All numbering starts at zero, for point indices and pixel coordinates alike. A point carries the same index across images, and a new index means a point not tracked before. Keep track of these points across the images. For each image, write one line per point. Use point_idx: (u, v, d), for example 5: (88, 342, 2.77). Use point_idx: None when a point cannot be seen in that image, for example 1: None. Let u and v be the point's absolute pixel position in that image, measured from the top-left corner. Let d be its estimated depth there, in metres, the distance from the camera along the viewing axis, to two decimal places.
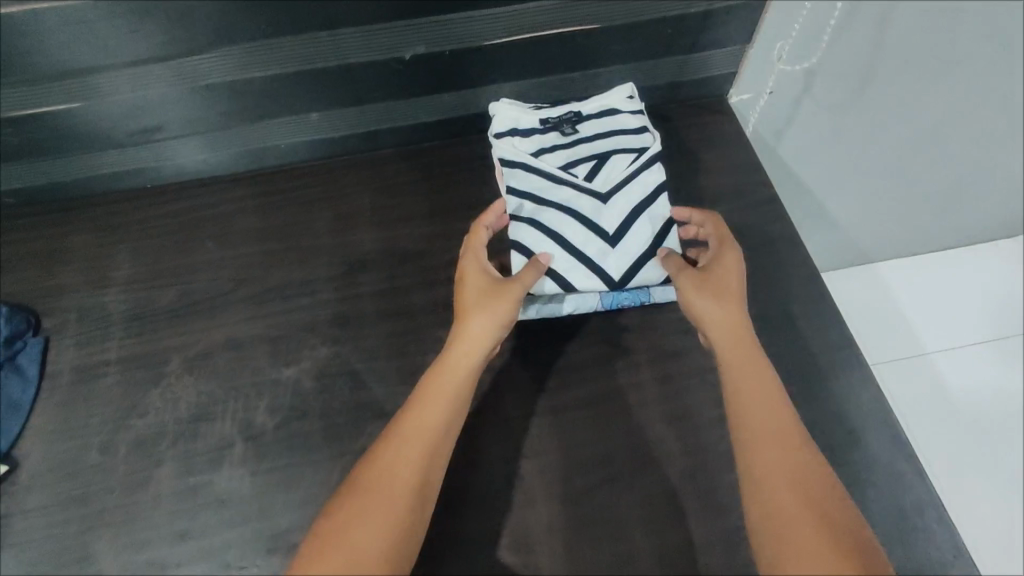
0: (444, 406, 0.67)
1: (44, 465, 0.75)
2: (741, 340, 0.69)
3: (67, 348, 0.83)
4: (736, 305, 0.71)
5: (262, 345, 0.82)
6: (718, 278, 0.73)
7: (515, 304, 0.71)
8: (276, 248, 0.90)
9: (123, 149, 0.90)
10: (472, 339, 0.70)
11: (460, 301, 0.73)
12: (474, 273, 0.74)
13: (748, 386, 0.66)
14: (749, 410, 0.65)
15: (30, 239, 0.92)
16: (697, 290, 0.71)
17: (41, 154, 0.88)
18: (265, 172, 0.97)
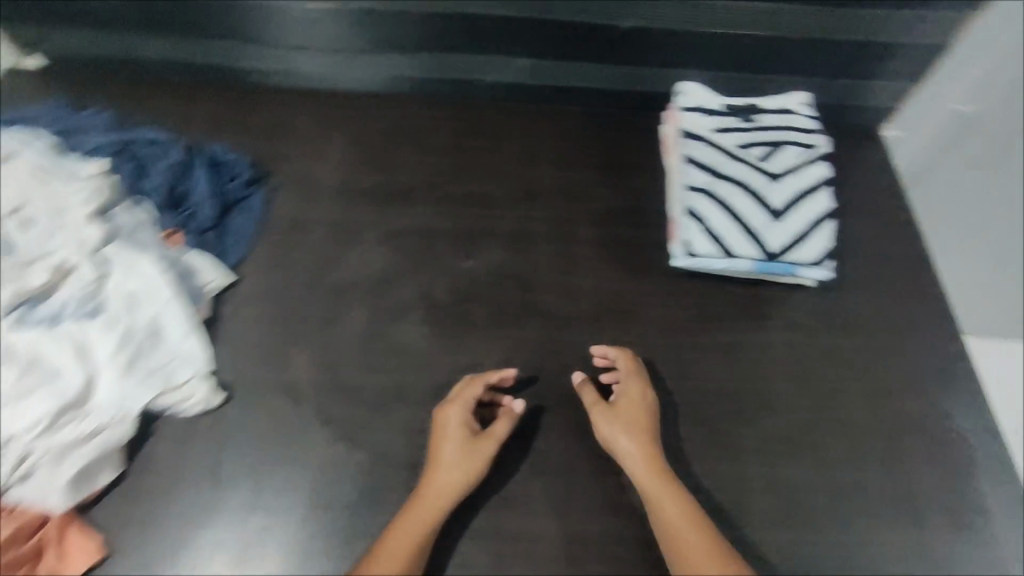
0: (415, 539, 0.69)
1: (258, 287, 0.89)
2: (655, 470, 0.73)
3: (282, 202, 0.98)
4: (648, 435, 0.76)
5: (446, 239, 0.96)
6: (627, 410, 0.78)
7: (488, 459, 0.74)
8: (465, 165, 1.03)
9: (359, 57, 1.05)
10: (442, 472, 0.73)
11: (435, 451, 0.75)
12: (450, 424, 0.76)
13: (668, 513, 0.70)
14: (678, 533, 0.69)
15: (257, 110, 1.07)
16: (608, 420, 0.77)
17: (295, 46, 1.03)
18: (459, 100, 1.10)
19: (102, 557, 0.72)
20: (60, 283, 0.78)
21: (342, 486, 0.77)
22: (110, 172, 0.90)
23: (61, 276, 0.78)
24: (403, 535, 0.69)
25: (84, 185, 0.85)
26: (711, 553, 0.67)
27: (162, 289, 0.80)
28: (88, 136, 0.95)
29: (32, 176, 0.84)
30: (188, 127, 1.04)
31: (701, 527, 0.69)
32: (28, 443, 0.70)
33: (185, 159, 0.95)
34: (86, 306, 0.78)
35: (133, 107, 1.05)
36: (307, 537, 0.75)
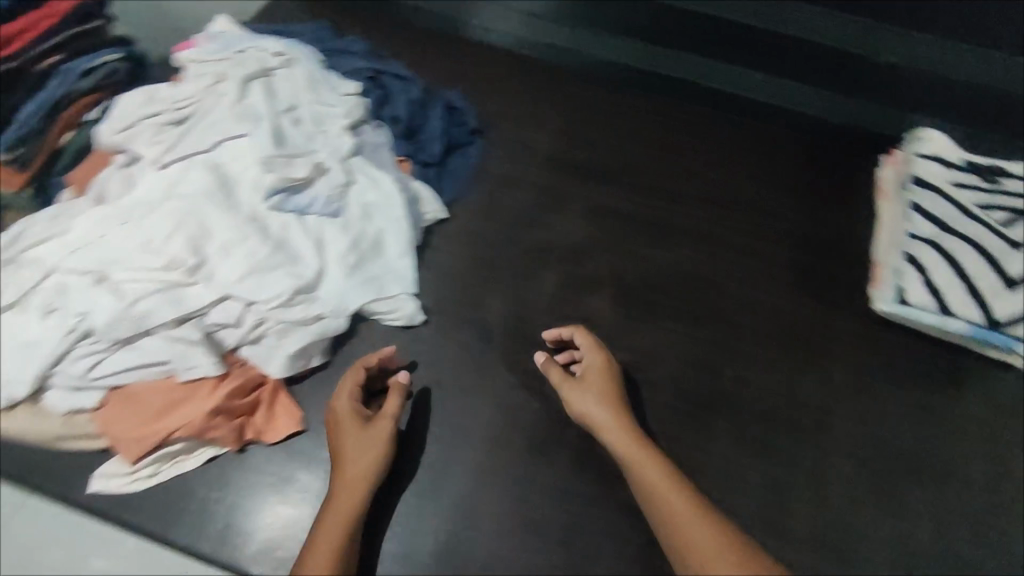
0: (345, 520, 0.67)
1: (468, 228, 0.97)
2: (629, 433, 0.71)
3: (498, 156, 1.04)
4: (615, 402, 0.75)
5: (645, 226, 1.00)
6: (591, 380, 0.77)
7: (391, 435, 0.74)
8: (671, 162, 1.06)
9: (611, 43, 1.13)
10: (355, 455, 0.72)
11: (339, 435, 0.74)
12: (344, 408, 0.75)
13: (649, 473, 0.67)
14: (655, 489, 0.66)
15: (489, 69, 1.14)
16: (579, 390, 0.76)
17: (563, 23, 1.14)
18: (675, 98, 1.12)
19: (300, 430, 0.79)
20: (313, 179, 0.86)
21: (516, 428, 0.82)
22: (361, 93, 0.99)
23: (317, 172, 0.86)
24: (333, 519, 0.67)
25: (344, 101, 0.94)
26: (689, 508, 0.63)
27: (392, 208, 0.88)
28: (345, 58, 1.05)
29: (304, 82, 0.94)
30: (426, 69, 1.13)
31: (674, 481, 0.66)
32: (267, 311, 0.79)
33: (422, 98, 1.02)
34: (330, 205, 0.85)
35: (381, 41, 1.15)
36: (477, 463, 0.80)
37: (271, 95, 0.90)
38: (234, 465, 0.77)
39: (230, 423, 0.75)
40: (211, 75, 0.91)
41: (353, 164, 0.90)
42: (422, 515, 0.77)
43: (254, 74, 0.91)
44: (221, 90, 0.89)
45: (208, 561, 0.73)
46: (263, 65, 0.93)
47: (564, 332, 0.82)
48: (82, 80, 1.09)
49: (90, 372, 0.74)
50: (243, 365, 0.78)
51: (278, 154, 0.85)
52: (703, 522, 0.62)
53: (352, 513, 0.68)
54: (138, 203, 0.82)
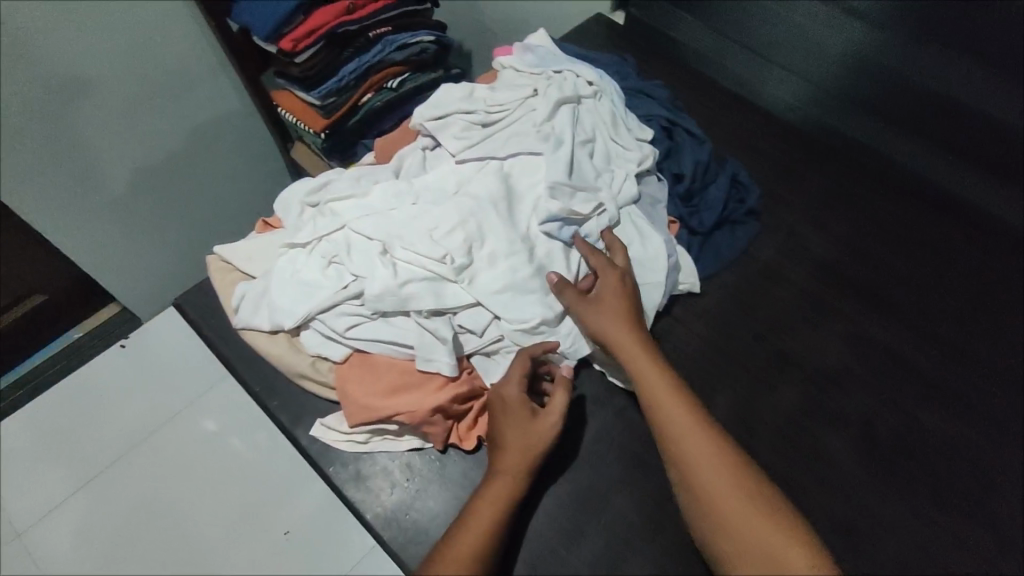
0: (496, 507, 0.71)
1: (715, 311, 0.91)
2: (634, 348, 0.76)
3: (767, 247, 0.96)
4: (625, 316, 0.78)
5: (918, 382, 0.86)
6: (604, 294, 0.79)
7: (552, 435, 0.74)
8: (967, 314, 0.92)
9: (938, 155, 1.02)
10: (514, 445, 0.74)
11: (499, 421, 0.75)
12: (511, 395, 0.75)
13: (655, 397, 0.72)
14: (663, 413, 0.71)
15: (778, 150, 1.07)
16: (593, 307, 0.79)
17: (891, 118, 1.04)
18: (992, 245, 0.97)
19: None
20: (587, 217, 0.86)
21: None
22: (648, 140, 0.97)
23: (595, 211, 0.86)
24: (486, 504, 0.71)
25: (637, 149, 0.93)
26: (694, 430, 0.69)
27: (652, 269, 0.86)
28: (644, 102, 1.03)
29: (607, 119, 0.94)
30: (712, 131, 1.09)
31: (677, 401, 0.72)
32: (509, 329, 0.80)
33: (709, 162, 0.98)
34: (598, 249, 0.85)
35: (678, 95, 1.13)
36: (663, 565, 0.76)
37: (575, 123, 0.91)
38: (434, 462, 0.79)
39: (445, 425, 0.76)
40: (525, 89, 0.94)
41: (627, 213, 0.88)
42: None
43: (565, 99, 0.92)
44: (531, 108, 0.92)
45: (383, 543, 0.76)
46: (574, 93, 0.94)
47: (591, 256, 0.82)
48: (397, 52, 1.20)
49: (345, 330, 0.79)
50: (470, 372, 0.80)
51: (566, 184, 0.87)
52: (703, 436, 0.68)
53: (503, 504, 0.71)
54: (430, 190, 0.87)
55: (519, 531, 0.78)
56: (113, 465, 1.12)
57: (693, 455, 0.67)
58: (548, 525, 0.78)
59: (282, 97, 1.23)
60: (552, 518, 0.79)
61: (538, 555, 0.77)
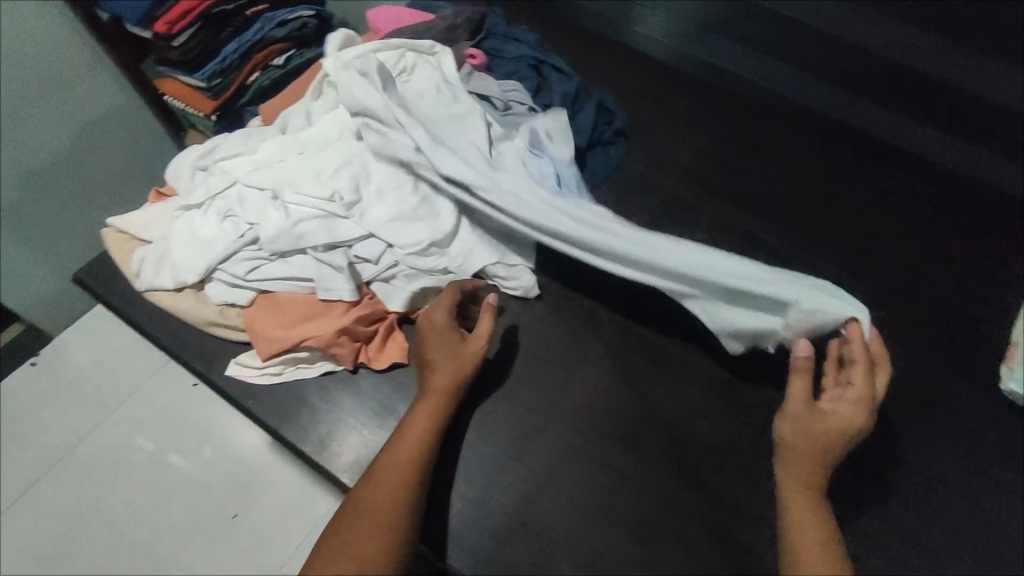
0: (426, 423, 0.77)
1: None
2: (817, 458, 0.72)
3: (638, 159, 1.06)
4: (841, 440, 0.72)
5: (773, 257, 0.98)
6: (831, 412, 0.73)
7: (477, 355, 0.80)
8: (815, 197, 1.02)
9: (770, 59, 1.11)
10: (443, 368, 0.80)
11: (429, 345, 0.81)
12: (437, 322, 0.81)
13: (803, 507, 0.71)
14: (804, 527, 0.69)
15: (644, 73, 1.15)
16: (806, 408, 0.73)
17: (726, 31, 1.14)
18: (832, 133, 1.07)
19: (403, 362, 0.86)
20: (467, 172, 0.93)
21: (607, 419, 0.87)
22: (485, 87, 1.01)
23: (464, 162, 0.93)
24: (418, 423, 0.77)
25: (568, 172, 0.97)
26: (824, 549, 0.67)
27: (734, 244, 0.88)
28: (514, 45, 1.11)
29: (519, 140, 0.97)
30: (584, 65, 1.16)
31: (822, 521, 0.70)
32: (401, 255, 0.87)
33: (577, 92, 1.07)
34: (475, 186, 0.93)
35: (548, 34, 1.20)
36: (565, 442, 0.86)
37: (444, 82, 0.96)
38: (349, 382, 0.85)
39: (352, 344, 0.83)
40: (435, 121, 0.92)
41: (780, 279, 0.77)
42: (511, 474, 0.84)
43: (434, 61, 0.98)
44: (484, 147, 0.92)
45: (309, 460, 0.82)
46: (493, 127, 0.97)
47: (857, 359, 0.73)
48: (278, 29, 1.22)
49: (247, 274, 0.84)
50: (372, 298, 0.87)
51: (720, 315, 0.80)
52: (825, 553, 0.67)
53: (435, 416, 0.78)
54: (314, 138, 0.91)
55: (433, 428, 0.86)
56: (36, 484, 1.08)
57: (807, 559, 0.67)
58: (459, 420, 0.87)
59: (167, 85, 1.21)
60: (462, 414, 0.87)
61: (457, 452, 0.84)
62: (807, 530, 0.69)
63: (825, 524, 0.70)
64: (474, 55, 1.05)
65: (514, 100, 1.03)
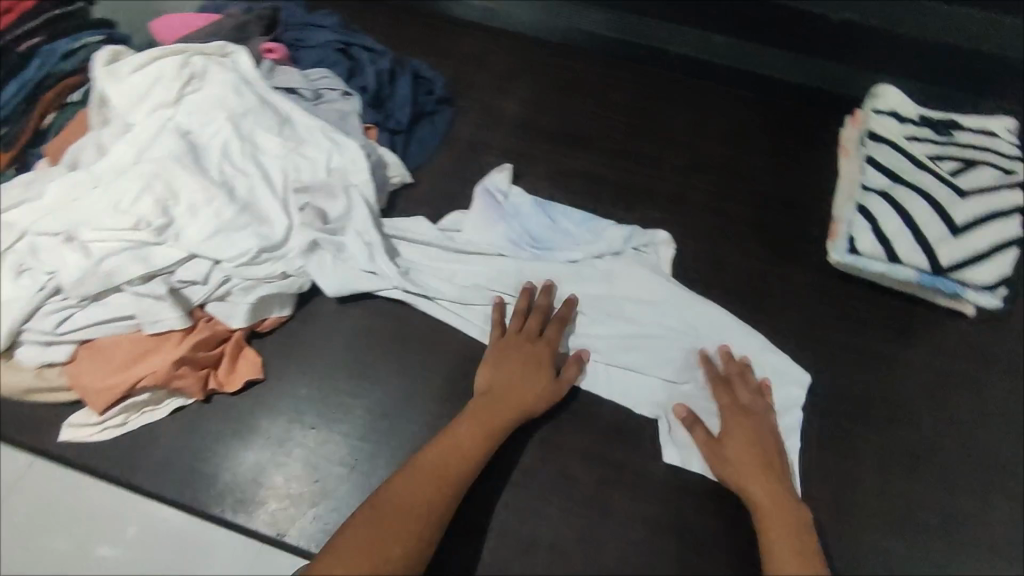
0: (492, 434, 0.74)
1: (433, 194, 0.99)
2: (757, 467, 0.72)
3: (466, 124, 1.06)
4: (755, 444, 0.73)
5: (608, 186, 0.99)
6: (730, 432, 0.75)
7: (556, 397, 0.78)
8: (638, 124, 1.05)
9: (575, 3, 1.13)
10: (521, 396, 0.76)
11: (519, 358, 0.79)
12: (537, 352, 0.79)
13: (765, 504, 0.69)
14: (769, 526, 0.67)
15: (458, 40, 1.14)
16: (712, 441, 0.75)
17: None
18: (645, 63, 1.12)
19: (258, 379, 0.82)
20: (290, 174, 0.89)
21: (466, 385, 0.82)
22: (294, 85, 0.96)
23: (286, 163, 0.89)
24: (485, 431, 0.74)
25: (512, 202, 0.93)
26: (787, 542, 0.65)
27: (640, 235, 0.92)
28: (315, 31, 1.06)
29: (480, 211, 0.92)
30: (396, 41, 1.14)
31: (784, 509, 0.68)
32: (231, 270, 0.82)
33: (391, 68, 1.05)
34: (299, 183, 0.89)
35: (355, 17, 1.16)
36: (426, 414, 0.81)
37: (243, 82, 0.91)
38: (202, 413, 0.80)
39: (196, 373, 0.78)
40: (394, 255, 0.88)
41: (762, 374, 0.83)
42: (373, 463, 0.78)
43: (229, 62, 0.92)
44: (466, 270, 0.88)
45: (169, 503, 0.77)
46: (508, 247, 0.90)
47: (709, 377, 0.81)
48: (65, 61, 0.98)
49: (58, 327, 0.77)
50: (210, 321, 0.82)
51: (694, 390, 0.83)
52: (793, 546, 0.65)
53: (495, 426, 0.74)
54: (107, 169, 0.82)
55: (291, 437, 0.79)
56: None
57: (776, 554, 0.65)
58: (317, 420, 0.80)
59: None
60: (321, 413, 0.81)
61: (319, 453, 0.78)
62: (784, 512, 0.68)
63: (794, 517, 0.68)
64: (271, 49, 1.00)
65: (324, 87, 0.99)
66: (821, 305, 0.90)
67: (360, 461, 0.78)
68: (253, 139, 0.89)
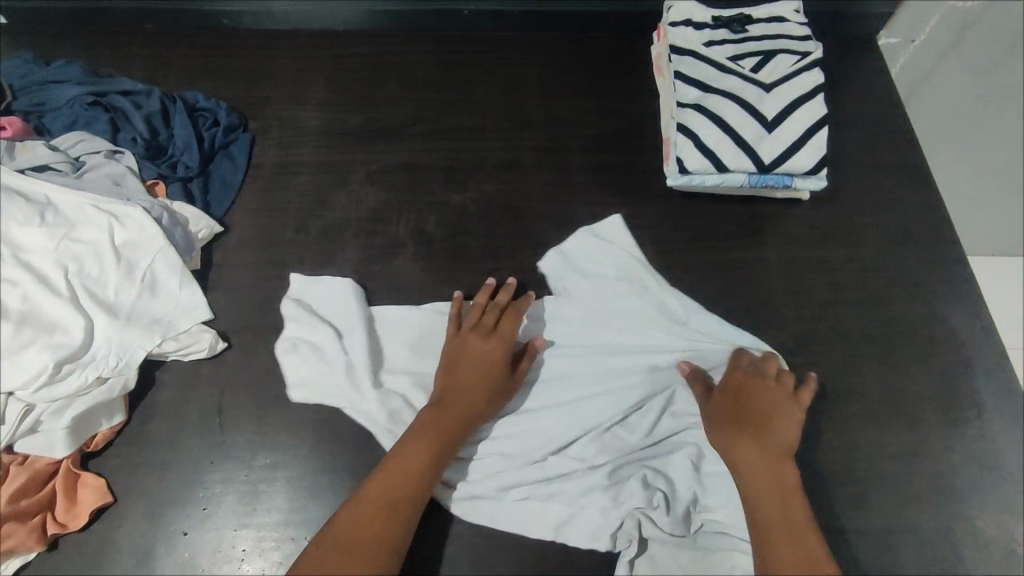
0: (439, 446, 0.69)
1: (250, 234, 0.89)
2: (773, 466, 0.68)
3: (268, 147, 0.96)
4: (774, 444, 0.69)
5: (437, 172, 0.93)
6: (756, 422, 0.70)
7: (508, 394, 0.74)
8: (453, 97, 0.99)
9: None
10: (476, 398, 0.72)
11: (475, 356, 0.74)
12: (489, 352, 0.74)
13: (773, 503, 0.66)
14: (777, 529, 0.64)
15: (235, 57, 1.02)
16: (731, 429, 0.70)
17: None
18: (441, 30, 1.05)
19: (108, 503, 0.72)
20: (70, 264, 0.76)
21: (343, 430, 0.77)
22: (44, 164, 0.83)
23: (61, 253, 0.76)
24: (429, 440, 0.69)
25: (587, 282, 0.82)
26: (792, 544, 0.63)
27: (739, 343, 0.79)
28: (56, 89, 0.91)
29: None
30: (164, 75, 1.00)
31: (795, 513, 0.65)
32: (31, 396, 0.71)
33: (162, 108, 0.92)
34: (85, 271, 0.77)
35: (108, 59, 1.01)
36: (306, 476, 0.75)
37: None
38: (52, 563, 0.70)
39: (25, 525, 0.68)
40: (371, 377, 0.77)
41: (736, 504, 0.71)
42: (262, 546, 0.71)
43: None
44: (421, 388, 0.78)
45: None
46: None
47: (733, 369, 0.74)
48: None
49: None
50: (24, 461, 0.71)
51: (669, 518, 0.70)
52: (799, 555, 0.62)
53: (444, 438, 0.69)
54: None
55: (164, 550, 0.71)
56: None
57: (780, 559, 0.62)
58: (187, 522, 0.72)
59: None
60: (189, 515, 0.73)
61: (200, 559, 0.71)
62: (791, 525, 0.64)
63: (800, 521, 0.65)
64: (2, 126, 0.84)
65: (84, 153, 0.86)
66: (672, 231, 0.90)
67: (248, 552, 0.71)
68: (12, 238, 0.75)
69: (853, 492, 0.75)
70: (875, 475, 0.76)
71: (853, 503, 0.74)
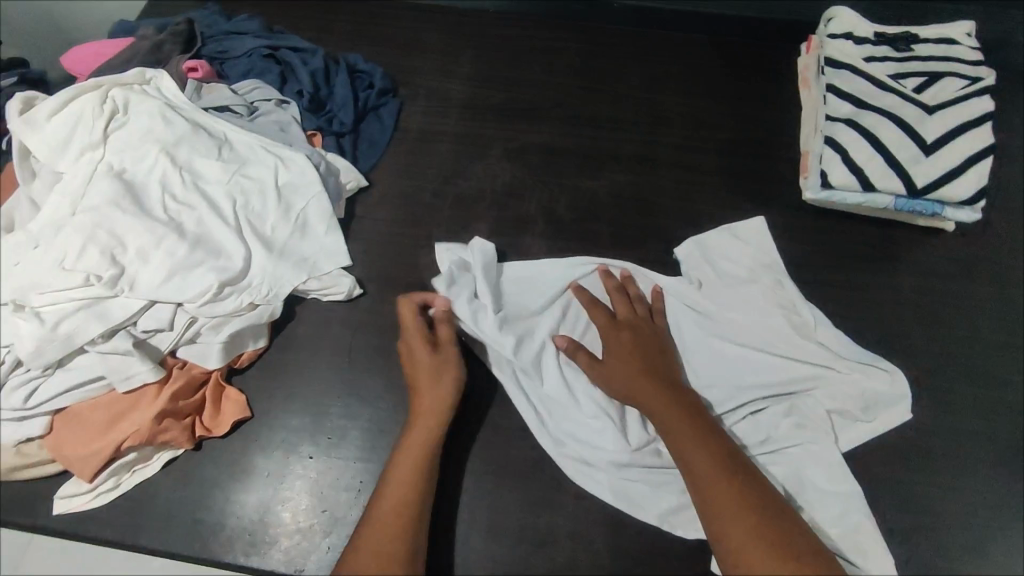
0: (423, 454, 0.69)
1: (391, 193, 0.95)
2: (663, 386, 0.72)
3: (414, 114, 1.01)
4: (655, 365, 0.74)
5: (571, 156, 0.96)
6: (642, 350, 0.75)
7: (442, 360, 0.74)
8: (594, 86, 1.01)
9: None
10: (426, 395, 0.72)
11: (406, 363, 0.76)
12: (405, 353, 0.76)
13: (676, 421, 0.69)
14: (685, 441, 0.67)
15: (392, 26, 1.08)
16: (618, 359, 0.75)
17: None
18: (588, 20, 1.07)
19: (247, 417, 0.80)
20: (238, 198, 0.84)
21: None
22: (224, 104, 0.91)
23: (229, 188, 0.84)
24: (411, 454, 0.69)
25: (724, 284, 0.83)
26: (706, 451, 0.66)
27: (863, 365, 0.77)
28: (238, 39, 1.00)
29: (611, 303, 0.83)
30: (326, 37, 1.07)
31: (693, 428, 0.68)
32: (195, 310, 0.78)
33: (325, 66, 0.99)
34: (248, 205, 0.84)
35: (278, 17, 1.09)
36: None
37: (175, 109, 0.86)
38: (196, 462, 0.78)
39: (179, 423, 0.76)
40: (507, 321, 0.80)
41: (850, 531, 0.70)
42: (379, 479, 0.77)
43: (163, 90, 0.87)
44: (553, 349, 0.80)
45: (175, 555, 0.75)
46: None
47: (615, 297, 0.81)
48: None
49: (26, 402, 0.73)
50: (183, 366, 0.79)
51: None
52: (708, 457, 0.65)
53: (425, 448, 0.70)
54: (44, 223, 0.74)
55: (291, 468, 0.78)
56: None
57: (700, 469, 0.65)
58: (314, 446, 0.79)
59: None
60: (315, 440, 0.79)
61: (323, 480, 0.77)
62: (697, 436, 0.67)
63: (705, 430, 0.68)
64: (194, 67, 0.93)
65: (257, 100, 0.94)
66: (804, 243, 0.88)
67: (365, 483, 0.76)
68: (193, 167, 0.83)
69: (968, 534, 0.72)
70: (997, 522, 0.73)
71: (968, 546, 0.72)
